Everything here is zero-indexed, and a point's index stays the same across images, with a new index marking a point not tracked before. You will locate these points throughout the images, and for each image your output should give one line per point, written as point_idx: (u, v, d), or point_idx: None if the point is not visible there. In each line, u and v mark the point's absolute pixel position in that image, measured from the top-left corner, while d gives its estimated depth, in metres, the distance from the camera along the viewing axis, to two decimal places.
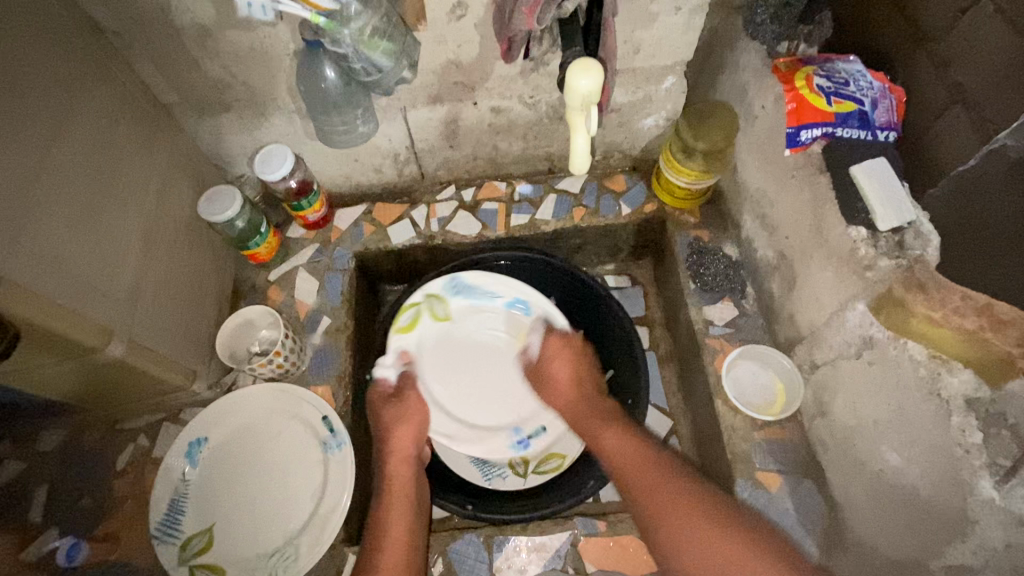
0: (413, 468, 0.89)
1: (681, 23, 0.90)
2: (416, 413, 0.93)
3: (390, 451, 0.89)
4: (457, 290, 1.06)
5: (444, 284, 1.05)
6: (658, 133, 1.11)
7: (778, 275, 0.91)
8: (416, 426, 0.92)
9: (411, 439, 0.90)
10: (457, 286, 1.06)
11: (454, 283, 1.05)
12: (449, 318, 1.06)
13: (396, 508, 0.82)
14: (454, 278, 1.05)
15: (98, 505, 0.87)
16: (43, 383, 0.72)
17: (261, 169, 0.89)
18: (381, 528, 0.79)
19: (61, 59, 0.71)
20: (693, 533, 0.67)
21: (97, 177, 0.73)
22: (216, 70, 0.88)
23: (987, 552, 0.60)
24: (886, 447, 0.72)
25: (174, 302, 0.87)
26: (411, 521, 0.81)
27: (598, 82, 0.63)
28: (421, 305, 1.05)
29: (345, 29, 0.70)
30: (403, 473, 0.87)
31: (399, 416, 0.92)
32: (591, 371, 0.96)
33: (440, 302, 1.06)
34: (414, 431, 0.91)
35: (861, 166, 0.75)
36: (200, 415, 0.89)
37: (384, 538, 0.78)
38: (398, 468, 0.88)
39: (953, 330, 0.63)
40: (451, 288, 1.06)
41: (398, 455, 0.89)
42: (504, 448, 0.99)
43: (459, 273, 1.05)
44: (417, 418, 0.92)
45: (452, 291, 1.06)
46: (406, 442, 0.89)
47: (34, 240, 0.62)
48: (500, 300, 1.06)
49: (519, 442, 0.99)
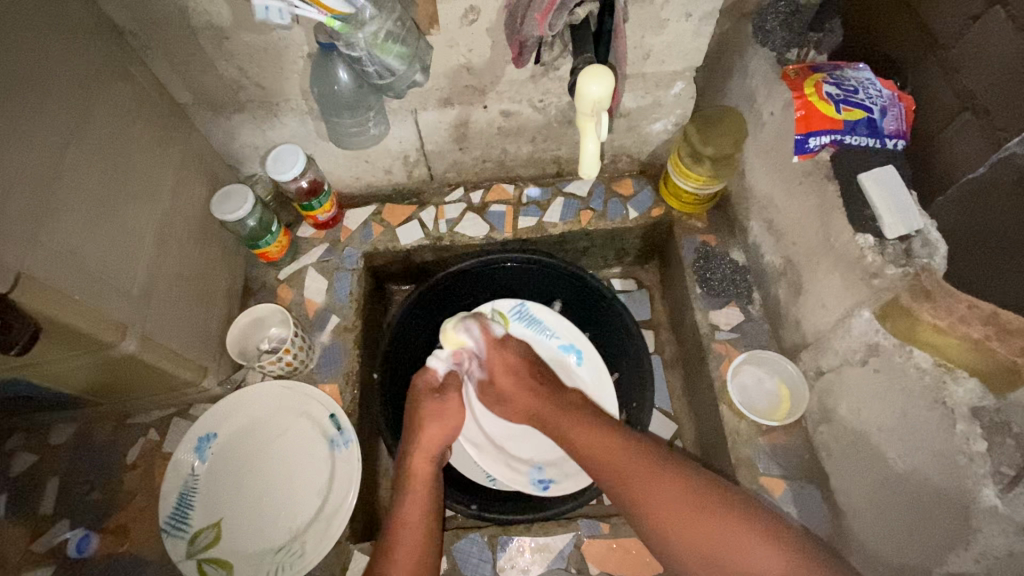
0: (434, 467, 0.87)
1: (691, 29, 0.91)
2: (454, 414, 0.90)
3: (417, 446, 0.88)
4: (519, 317, 1.08)
5: (511, 306, 1.08)
6: (667, 137, 1.11)
7: (784, 281, 0.92)
8: (451, 429, 0.90)
9: (440, 439, 0.88)
10: (520, 312, 1.08)
11: (518, 309, 1.08)
12: None
13: (414, 507, 0.82)
14: (520, 304, 1.08)
15: (108, 498, 0.88)
16: (60, 377, 0.73)
17: (273, 169, 0.91)
18: (396, 529, 0.79)
19: (81, 57, 0.72)
20: (693, 532, 0.67)
21: (115, 173, 0.75)
22: (231, 71, 0.89)
23: (989, 560, 0.61)
24: (890, 454, 0.73)
25: (187, 300, 0.88)
26: (426, 525, 0.80)
27: (609, 87, 0.63)
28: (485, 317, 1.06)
29: (360, 32, 0.72)
30: (423, 470, 0.86)
31: (436, 413, 0.90)
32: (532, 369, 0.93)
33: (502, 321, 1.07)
34: (446, 431, 0.89)
35: (871, 173, 0.74)
36: (209, 411, 0.90)
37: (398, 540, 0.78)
38: (419, 464, 0.87)
39: (958, 338, 0.64)
40: (515, 313, 1.08)
41: (423, 452, 0.88)
42: (525, 481, 0.96)
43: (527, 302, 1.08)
44: (452, 423, 0.90)
45: (515, 315, 1.08)
46: (435, 440, 0.88)
47: (54, 238, 0.64)
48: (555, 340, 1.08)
49: (540, 481, 0.96)
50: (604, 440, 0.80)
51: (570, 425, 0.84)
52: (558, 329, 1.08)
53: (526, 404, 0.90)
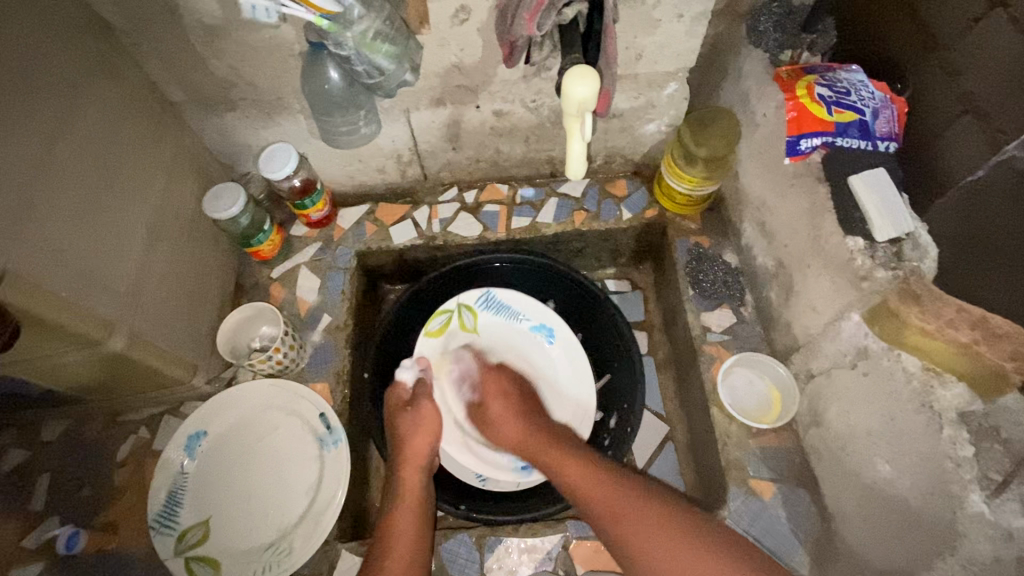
0: (426, 475, 0.89)
1: (684, 30, 0.90)
2: (432, 423, 0.92)
3: (405, 458, 0.89)
4: (487, 306, 1.08)
5: (478, 297, 1.07)
6: (661, 138, 1.11)
7: (776, 283, 0.91)
8: (433, 436, 0.91)
9: (426, 446, 0.90)
10: (488, 301, 1.07)
11: (486, 297, 1.07)
12: (475, 331, 1.07)
13: (403, 515, 0.82)
14: (486, 294, 1.07)
15: (98, 495, 0.89)
16: (48, 373, 0.73)
17: (264, 168, 0.91)
18: (387, 537, 0.80)
19: (69, 54, 0.72)
20: (665, 552, 0.68)
21: (102, 171, 0.75)
22: (223, 70, 0.89)
23: (976, 566, 0.61)
24: (878, 458, 0.72)
25: (177, 299, 0.88)
26: (417, 531, 0.81)
27: (595, 88, 0.63)
28: (453, 312, 1.06)
29: (348, 31, 0.72)
30: (414, 479, 0.87)
31: (414, 425, 0.91)
32: (530, 404, 0.96)
33: (470, 314, 1.07)
34: (430, 438, 0.91)
35: (861, 176, 0.74)
36: (199, 409, 0.90)
37: (391, 545, 0.78)
38: (409, 474, 0.88)
39: (946, 342, 0.65)
40: (482, 302, 1.07)
41: (412, 462, 0.89)
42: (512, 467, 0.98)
43: (494, 290, 1.07)
44: (433, 428, 0.91)
45: (483, 305, 1.07)
46: (421, 449, 0.89)
47: (39, 235, 0.63)
48: (526, 323, 1.08)
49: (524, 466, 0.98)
50: (593, 476, 0.79)
51: (561, 457, 0.84)
52: (528, 312, 1.07)
53: (512, 436, 0.92)
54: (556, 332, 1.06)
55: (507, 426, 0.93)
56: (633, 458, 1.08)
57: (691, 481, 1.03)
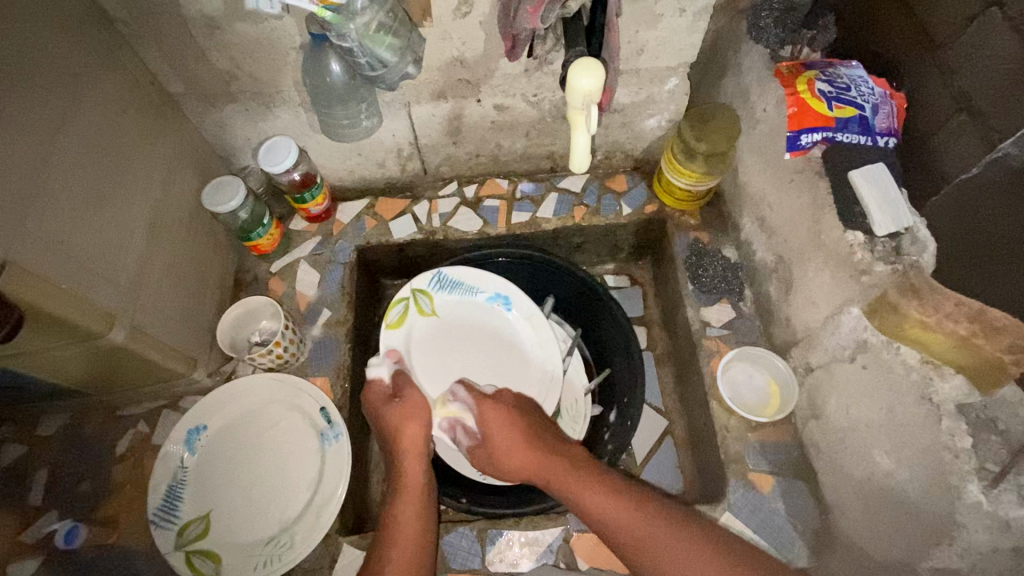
0: (426, 462, 0.86)
1: (686, 25, 0.92)
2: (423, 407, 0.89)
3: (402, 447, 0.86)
4: (440, 286, 1.04)
5: (429, 278, 1.04)
6: (661, 134, 1.12)
7: (775, 279, 0.92)
8: (427, 420, 0.88)
9: (422, 436, 0.87)
10: (440, 281, 1.04)
11: (438, 278, 1.04)
12: (434, 313, 1.05)
13: (408, 507, 0.81)
14: (437, 274, 1.04)
15: (98, 489, 0.88)
16: (48, 365, 0.73)
17: (265, 160, 0.90)
18: (393, 526, 0.78)
19: (70, 45, 0.72)
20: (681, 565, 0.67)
21: (104, 164, 0.74)
22: (223, 62, 0.89)
23: (973, 556, 0.62)
24: (876, 449, 0.73)
25: (176, 292, 0.88)
26: (425, 522, 0.80)
27: (600, 81, 0.64)
28: (409, 300, 1.04)
29: (351, 23, 0.71)
30: (415, 469, 0.85)
31: (405, 414, 0.88)
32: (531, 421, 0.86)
33: (426, 298, 1.04)
34: (426, 426, 0.87)
35: (862, 170, 0.75)
36: (199, 403, 0.90)
37: (397, 537, 0.77)
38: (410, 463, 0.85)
39: (946, 334, 0.65)
40: (435, 284, 1.04)
41: (411, 449, 0.86)
42: None
43: (443, 268, 1.04)
44: (424, 412, 0.88)
45: (436, 286, 1.04)
46: (418, 437, 0.86)
47: (40, 227, 0.63)
48: (482, 295, 1.05)
49: None
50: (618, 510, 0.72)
51: (572, 482, 0.76)
52: (481, 284, 1.04)
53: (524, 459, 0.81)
54: (512, 301, 1.04)
55: (518, 458, 0.82)
56: (633, 451, 1.09)
57: (690, 475, 1.04)
